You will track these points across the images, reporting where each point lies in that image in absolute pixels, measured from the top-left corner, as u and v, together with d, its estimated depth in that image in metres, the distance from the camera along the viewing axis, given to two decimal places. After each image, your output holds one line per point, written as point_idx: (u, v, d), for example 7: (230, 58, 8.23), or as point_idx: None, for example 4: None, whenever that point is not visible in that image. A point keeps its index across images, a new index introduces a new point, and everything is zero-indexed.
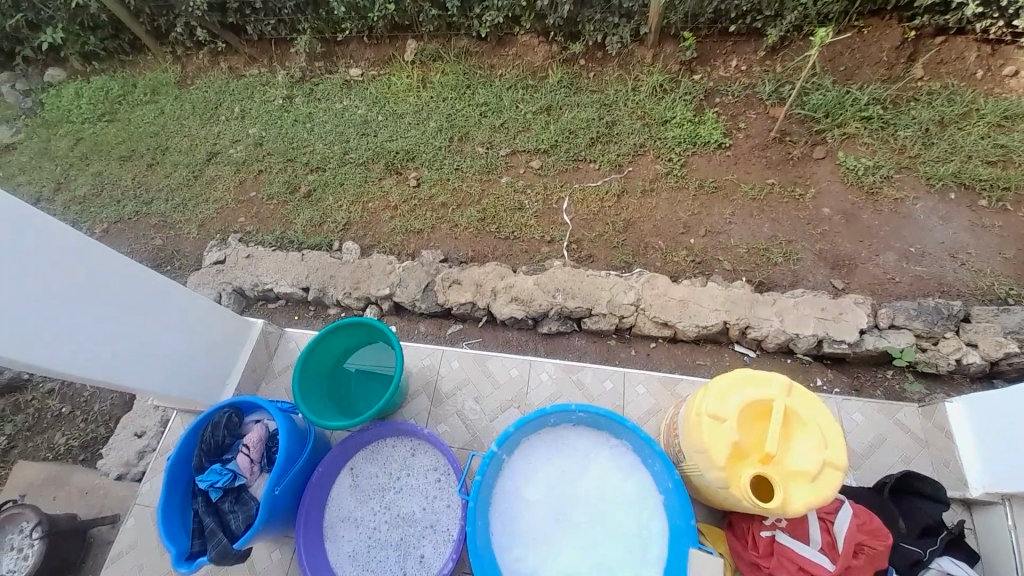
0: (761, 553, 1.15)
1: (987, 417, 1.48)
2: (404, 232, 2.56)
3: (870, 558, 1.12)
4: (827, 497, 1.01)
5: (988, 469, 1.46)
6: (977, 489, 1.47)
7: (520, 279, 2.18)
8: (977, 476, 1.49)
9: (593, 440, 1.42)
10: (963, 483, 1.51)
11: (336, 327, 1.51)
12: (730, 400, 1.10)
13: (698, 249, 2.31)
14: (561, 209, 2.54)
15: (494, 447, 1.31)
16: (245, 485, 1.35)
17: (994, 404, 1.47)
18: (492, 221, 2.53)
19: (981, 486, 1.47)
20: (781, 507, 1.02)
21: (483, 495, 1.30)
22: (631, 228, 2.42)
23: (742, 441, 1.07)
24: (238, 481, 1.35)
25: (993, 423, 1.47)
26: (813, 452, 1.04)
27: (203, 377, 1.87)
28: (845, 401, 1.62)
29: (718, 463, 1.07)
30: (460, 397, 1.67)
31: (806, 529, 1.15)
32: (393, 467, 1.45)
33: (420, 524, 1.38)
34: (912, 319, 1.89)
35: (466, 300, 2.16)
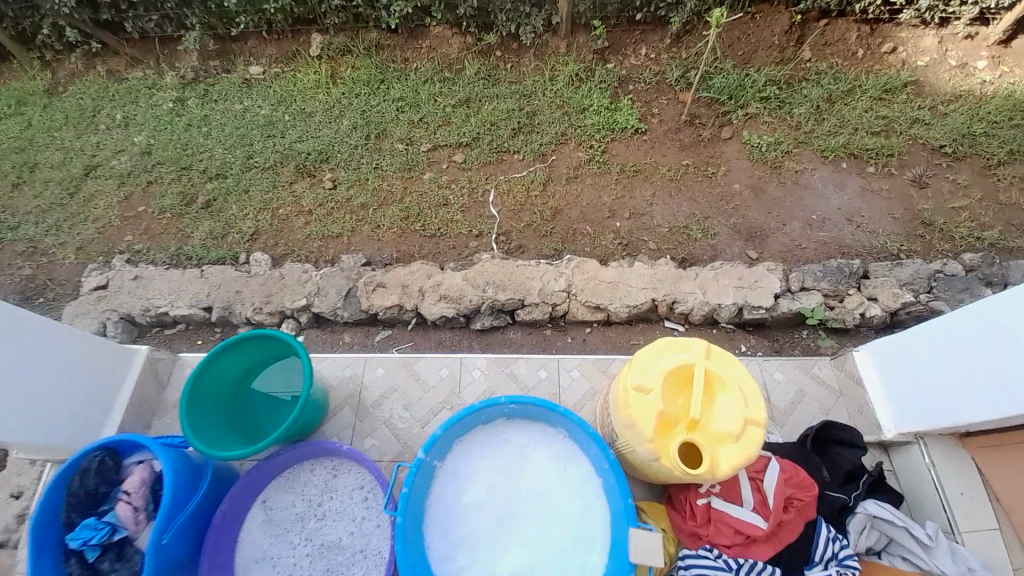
0: (698, 523, 1.14)
1: (890, 361, 1.59)
2: (322, 238, 2.36)
3: (799, 510, 1.13)
4: (752, 455, 1.00)
5: (898, 412, 1.56)
6: (891, 431, 1.57)
7: (448, 276, 2.08)
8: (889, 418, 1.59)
9: (529, 433, 1.36)
10: (877, 427, 1.61)
11: (230, 346, 1.33)
12: (652, 369, 1.08)
13: (625, 231, 2.33)
14: (487, 202, 2.47)
15: (421, 454, 1.22)
16: (128, 538, 1.17)
17: (895, 346, 1.58)
18: (418, 220, 2.40)
19: (894, 427, 1.57)
20: (710, 472, 1.00)
21: (413, 506, 1.20)
22: (559, 215, 2.41)
23: (667, 410, 1.05)
24: (119, 534, 1.16)
25: (894, 367, 1.58)
26: (735, 411, 1.04)
27: (72, 418, 1.56)
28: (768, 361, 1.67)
29: (647, 435, 1.04)
30: (388, 405, 1.55)
31: (739, 490, 1.15)
32: (313, 492, 1.31)
33: (346, 551, 1.24)
34: (819, 281, 2.03)
35: (392, 303, 2.03)
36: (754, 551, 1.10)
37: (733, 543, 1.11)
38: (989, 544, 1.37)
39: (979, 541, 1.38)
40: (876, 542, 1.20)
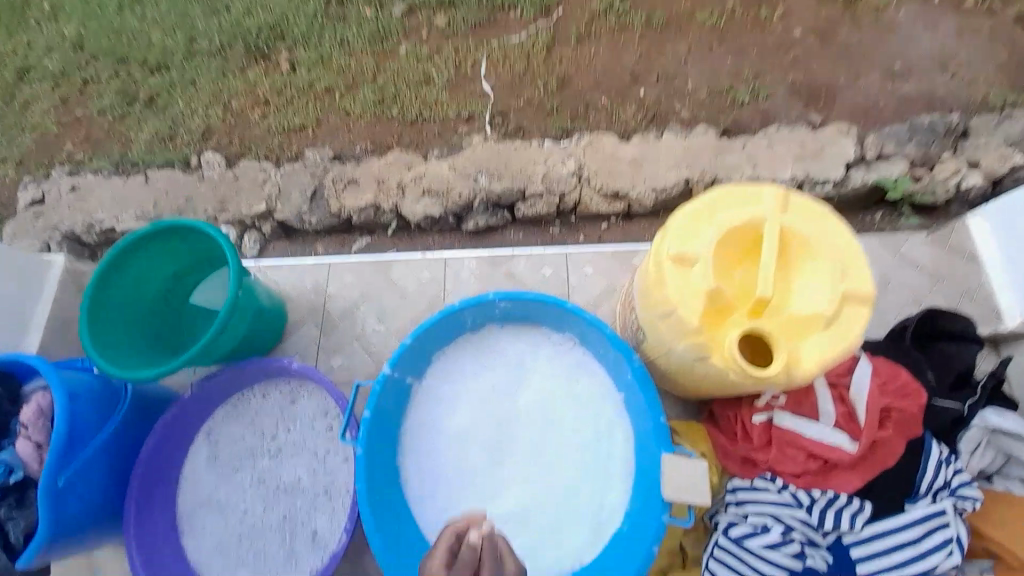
0: (755, 447, 0.85)
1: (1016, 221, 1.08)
2: (282, 132, 1.93)
3: (898, 426, 0.82)
4: (847, 343, 0.71)
5: None
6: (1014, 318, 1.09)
7: (433, 166, 1.68)
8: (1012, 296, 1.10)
9: (527, 343, 1.06)
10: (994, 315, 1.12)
11: (142, 239, 1.04)
12: (703, 234, 0.76)
13: (650, 101, 1.84)
14: (478, 75, 1.94)
15: (386, 369, 0.94)
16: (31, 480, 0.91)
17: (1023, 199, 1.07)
18: (393, 101, 1.90)
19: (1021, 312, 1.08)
20: (785, 369, 0.71)
21: (381, 434, 0.95)
22: (567, 84, 1.90)
23: (724, 290, 0.74)
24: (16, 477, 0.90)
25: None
26: (824, 284, 0.72)
27: None
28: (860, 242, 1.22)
29: (694, 327, 0.74)
30: (360, 317, 1.26)
31: (816, 403, 0.83)
32: (266, 424, 1.07)
33: (307, 493, 1.02)
34: (903, 146, 1.56)
35: (365, 202, 1.65)
36: (836, 479, 0.81)
37: (803, 471, 0.82)
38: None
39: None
40: (990, 464, 0.89)
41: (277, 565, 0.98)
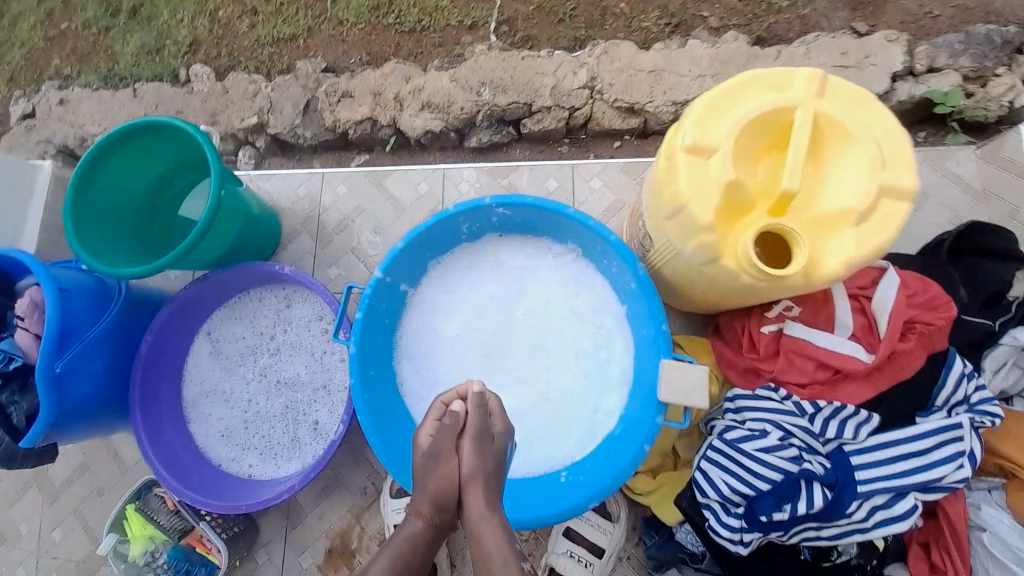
0: (761, 358, 0.80)
1: None
2: (272, 44, 1.72)
3: (923, 339, 0.75)
4: (882, 244, 0.60)
5: None
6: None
7: (432, 77, 1.54)
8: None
9: (527, 249, 1.01)
10: None
11: (122, 136, 0.97)
12: (722, 119, 0.64)
13: (674, 7, 1.57)
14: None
15: (378, 273, 0.89)
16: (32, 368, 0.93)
17: None
18: (390, 7, 1.68)
19: None
20: (804, 273, 0.61)
21: (374, 338, 0.92)
22: None
23: (742, 182, 0.63)
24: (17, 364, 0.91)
25: None
26: (860, 175, 0.60)
27: None
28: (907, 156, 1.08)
29: (705, 225, 0.63)
30: (355, 230, 1.21)
31: (833, 312, 0.77)
32: (264, 325, 1.08)
33: (307, 387, 1.05)
34: (957, 56, 1.37)
35: (360, 117, 1.54)
36: (844, 391, 0.76)
37: (810, 382, 0.78)
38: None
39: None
40: (1014, 385, 0.84)
41: (283, 449, 1.04)
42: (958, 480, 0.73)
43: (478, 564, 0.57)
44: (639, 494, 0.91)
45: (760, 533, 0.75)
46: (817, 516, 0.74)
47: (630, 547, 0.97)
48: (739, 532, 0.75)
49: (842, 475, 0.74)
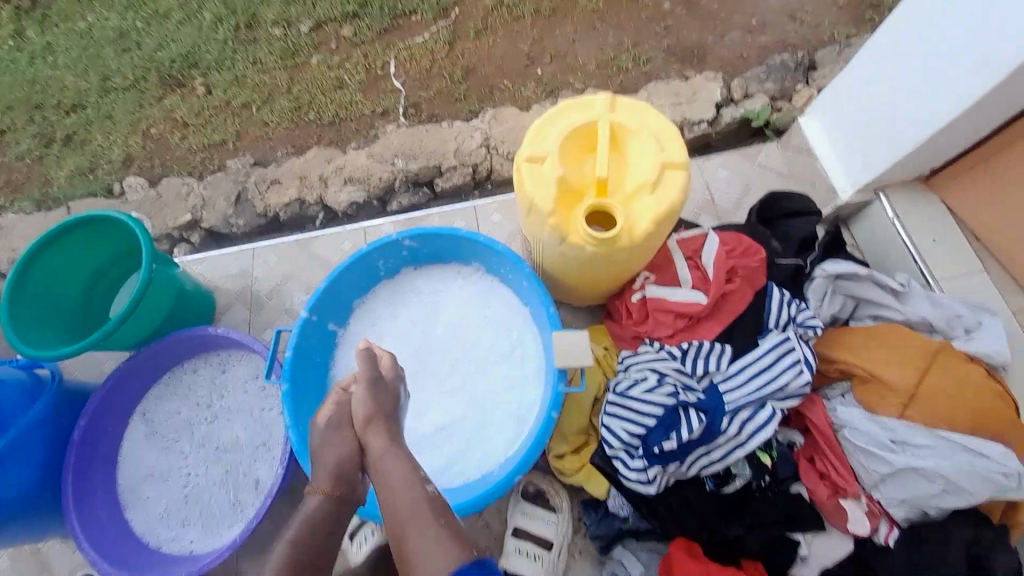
0: (635, 322, 0.98)
1: (831, 105, 1.16)
2: (204, 149, 1.88)
3: (747, 278, 0.95)
4: (673, 202, 0.81)
5: (851, 162, 1.14)
6: (847, 193, 1.16)
7: (350, 157, 1.71)
8: (843, 172, 1.17)
9: (439, 279, 1.16)
10: (833, 194, 1.19)
11: (67, 229, 1.08)
12: (549, 135, 0.87)
13: (547, 77, 1.88)
14: (387, 75, 1.91)
15: (304, 312, 1.00)
16: None
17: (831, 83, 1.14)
18: (309, 108, 1.89)
19: (851, 184, 1.15)
20: (626, 233, 0.81)
21: (307, 374, 1.00)
22: (471, 74, 1.90)
23: (569, 176, 0.84)
24: None
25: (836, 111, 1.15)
26: (649, 158, 0.83)
27: None
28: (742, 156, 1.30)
29: (549, 210, 0.83)
30: (287, 291, 1.27)
31: (675, 272, 0.97)
32: (199, 395, 1.12)
33: (246, 447, 1.08)
34: (765, 82, 1.74)
35: (289, 200, 1.66)
36: (701, 331, 0.93)
37: (675, 331, 0.94)
38: (972, 290, 1.01)
39: (957, 289, 1.01)
40: (841, 309, 0.99)
41: (224, 516, 1.03)
42: (803, 386, 0.86)
43: (384, 494, 0.68)
44: (569, 475, 0.95)
45: (661, 465, 0.84)
46: (703, 441, 0.84)
47: (580, 540, 0.96)
48: (644, 470, 0.83)
49: (715, 400, 0.86)
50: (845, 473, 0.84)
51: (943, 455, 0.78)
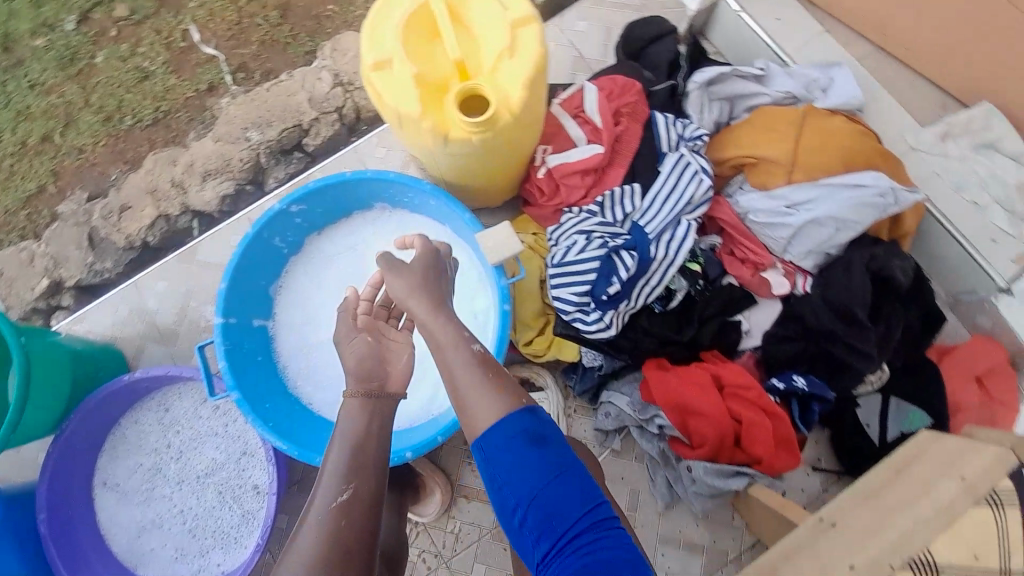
0: (549, 196, 0.98)
1: None
2: (22, 205, 1.51)
3: (633, 115, 0.97)
4: (537, 59, 0.77)
5: None
6: (693, 1, 1.14)
7: (195, 147, 1.44)
8: None
9: (349, 232, 1.03)
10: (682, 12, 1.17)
11: None
12: (385, 34, 0.77)
13: None
14: (193, 43, 1.57)
15: (218, 318, 0.86)
16: None
17: None
18: (122, 113, 1.54)
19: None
20: (505, 109, 0.77)
21: (255, 378, 0.90)
22: (290, 12, 1.59)
23: (425, 71, 0.76)
24: None
25: None
26: (497, 22, 0.77)
27: None
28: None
29: (419, 112, 0.75)
30: (198, 311, 1.13)
31: (568, 135, 0.97)
32: (154, 440, 1.04)
33: (229, 463, 1.03)
34: None
35: (149, 219, 1.38)
36: (609, 179, 0.95)
37: (587, 189, 0.95)
38: (823, 50, 1.08)
39: (809, 56, 1.08)
40: (722, 113, 1.03)
41: (239, 530, 1.00)
42: (705, 188, 0.92)
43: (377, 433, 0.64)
44: (540, 356, 1.00)
45: (613, 309, 0.89)
46: (639, 271, 0.89)
47: (572, 402, 1.03)
48: (601, 319, 0.89)
49: (636, 233, 0.91)
50: (758, 250, 0.93)
51: (827, 201, 0.87)
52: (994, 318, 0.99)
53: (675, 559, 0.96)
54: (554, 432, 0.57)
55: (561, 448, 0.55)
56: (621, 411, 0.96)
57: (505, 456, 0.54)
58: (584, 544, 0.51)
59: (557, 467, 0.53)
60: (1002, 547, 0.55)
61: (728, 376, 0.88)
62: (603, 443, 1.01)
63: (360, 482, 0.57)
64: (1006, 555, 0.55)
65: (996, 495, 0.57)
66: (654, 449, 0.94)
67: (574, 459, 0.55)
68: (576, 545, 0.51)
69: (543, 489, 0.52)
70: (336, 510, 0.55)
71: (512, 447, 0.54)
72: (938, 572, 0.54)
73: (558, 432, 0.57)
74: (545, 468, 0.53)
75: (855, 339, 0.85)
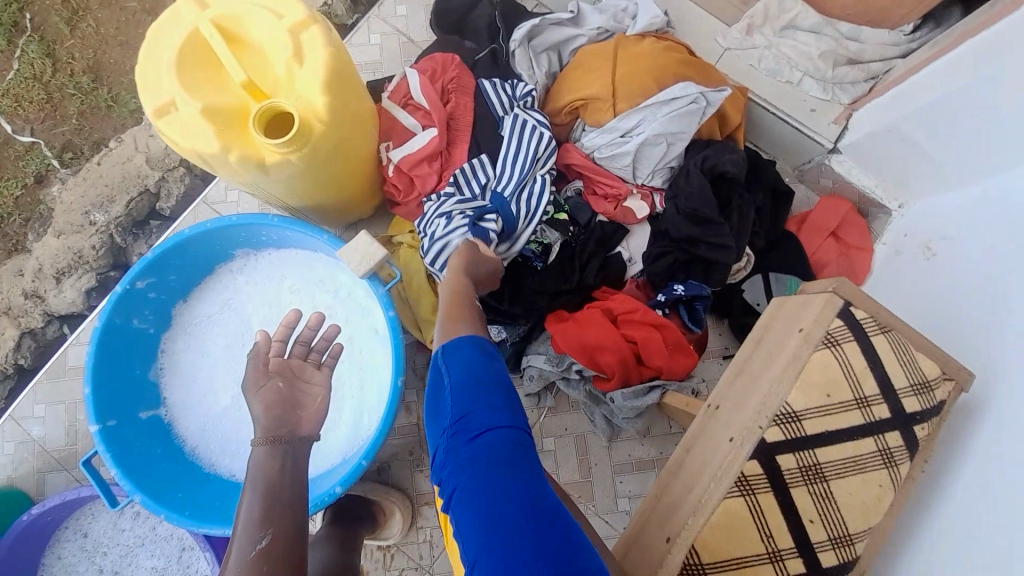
0: (406, 191, 0.97)
1: None
2: None
3: (460, 90, 0.97)
4: (329, 59, 0.74)
5: None
6: None
7: (39, 249, 1.23)
8: None
9: (217, 289, 0.98)
10: None
11: None
12: (161, 76, 0.73)
13: None
14: (7, 136, 1.31)
15: (93, 426, 0.81)
16: None
17: None
18: None
19: None
20: (311, 120, 0.74)
21: (159, 472, 0.86)
22: (104, 71, 1.32)
23: (215, 104, 0.73)
24: None
25: None
26: (275, 34, 0.74)
27: None
28: None
29: (221, 148, 0.72)
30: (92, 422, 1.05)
31: (403, 125, 0.96)
32: (85, 568, 0.97)
33: (171, 561, 0.98)
34: None
35: (12, 340, 1.18)
36: (456, 157, 0.96)
37: (438, 174, 0.95)
38: None
39: None
40: (549, 65, 1.05)
41: None
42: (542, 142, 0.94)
43: None
44: None
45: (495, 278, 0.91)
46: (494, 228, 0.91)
47: None
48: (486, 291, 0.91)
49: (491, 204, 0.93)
50: (614, 182, 0.98)
51: (652, 120, 0.92)
52: (835, 178, 1.09)
53: (632, 482, 1.02)
54: (492, 353, 0.61)
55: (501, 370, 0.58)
56: (543, 370, 0.98)
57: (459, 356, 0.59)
58: (502, 440, 0.51)
59: (487, 376, 0.57)
60: (850, 380, 0.62)
61: (616, 305, 0.94)
62: (539, 406, 1.05)
63: (280, 524, 0.54)
64: (855, 385, 0.63)
65: (832, 335, 0.63)
66: (582, 393, 0.98)
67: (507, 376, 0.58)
68: (495, 441, 0.51)
69: (466, 394, 0.54)
70: (258, 557, 0.51)
71: (465, 354, 0.59)
72: (799, 419, 0.61)
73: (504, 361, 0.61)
74: (475, 371, 0.57)
75: (713, 237, 0.92)
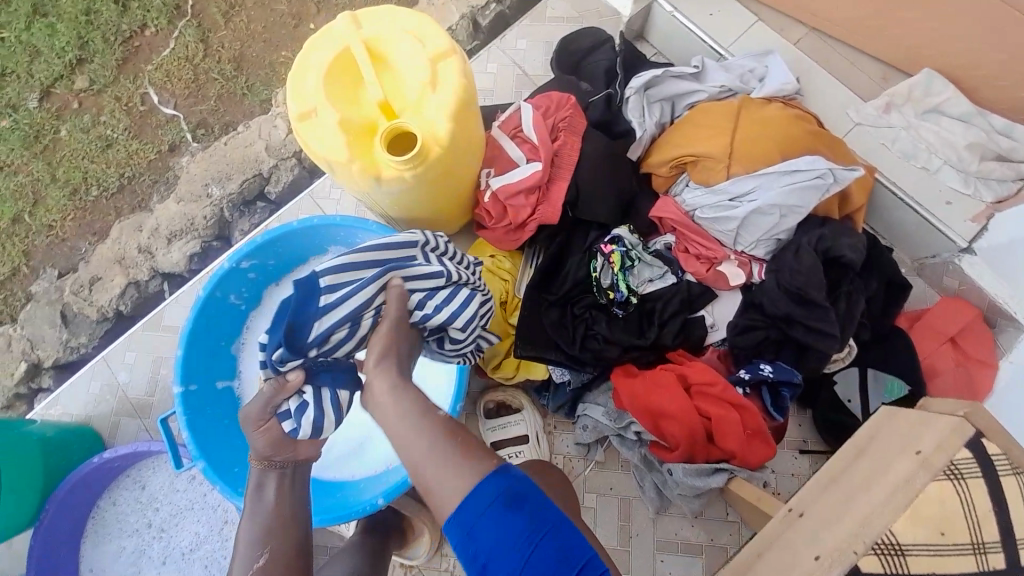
0: (497, 218, 0.97)
1: None
2: None
3: (570, 129, 0.97)
4: (460, 87, 0.78)
5: None
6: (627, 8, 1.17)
7: (159, 210, 1.36)
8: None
9: None
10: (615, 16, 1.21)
11: None
12: (308, 84, 0.79)
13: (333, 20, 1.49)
14: (153, 106, 1.46)
15: (178, 387, 0.87)
16: None
17: None
18: (87, 184, 1.42)
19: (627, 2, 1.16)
20: (432, 143, 0.78)
21: (223, 442, 0.90)
22: (245, 63, 1.47)
23: (350, 117, 0.78)
24: None
25: None
26: (416, 59, 0.79)
27: None
28: (534, 17, 1.26)
29: (348, 157, 0.77)
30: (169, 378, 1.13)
31: (507, 154, 0.97)
32: (135, 519, 1.04)
33: (212, 531, 1.03)
34: None
35: (120, 287, 1.31)
36: (552, 195, 0.95)
37: (532, 208, 0.95)
38: (757, 41, 1.10)
39: (741, 48, 1.10)
40: (662, 116, 1.03)
41: None
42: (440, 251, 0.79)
43: None
44: (511, 378, 0.99)
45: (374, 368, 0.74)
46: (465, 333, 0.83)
47: (551, 419, 1.03)
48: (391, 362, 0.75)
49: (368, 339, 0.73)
50: (710, 245, 0.93)
51: (767, 190, 0.88)
52: (960, 280, 0.98)
53: (673, 560, 0.94)
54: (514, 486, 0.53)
55: (538, 506, 0.52)
56: (598, 422, 0.94)
57: (488, 524, 0.51)
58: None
59: (542, 527, 0.51)
60: (969, 520, 0.54)
61: (693, 373, 0.88)
62: (586, 457, 1.00)
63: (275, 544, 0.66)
64: (974, 527, 0.54)
65: (955, 467, 0.55)
66: (636, 455, 0.92)
67: (555, 510, 0.53)
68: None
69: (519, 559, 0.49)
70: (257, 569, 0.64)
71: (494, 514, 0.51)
72: (904, 552, 0.53)
73: (530, 483, 0.54)
74: (525, 531, 0.50)
75: (813, 320, 0.86)
